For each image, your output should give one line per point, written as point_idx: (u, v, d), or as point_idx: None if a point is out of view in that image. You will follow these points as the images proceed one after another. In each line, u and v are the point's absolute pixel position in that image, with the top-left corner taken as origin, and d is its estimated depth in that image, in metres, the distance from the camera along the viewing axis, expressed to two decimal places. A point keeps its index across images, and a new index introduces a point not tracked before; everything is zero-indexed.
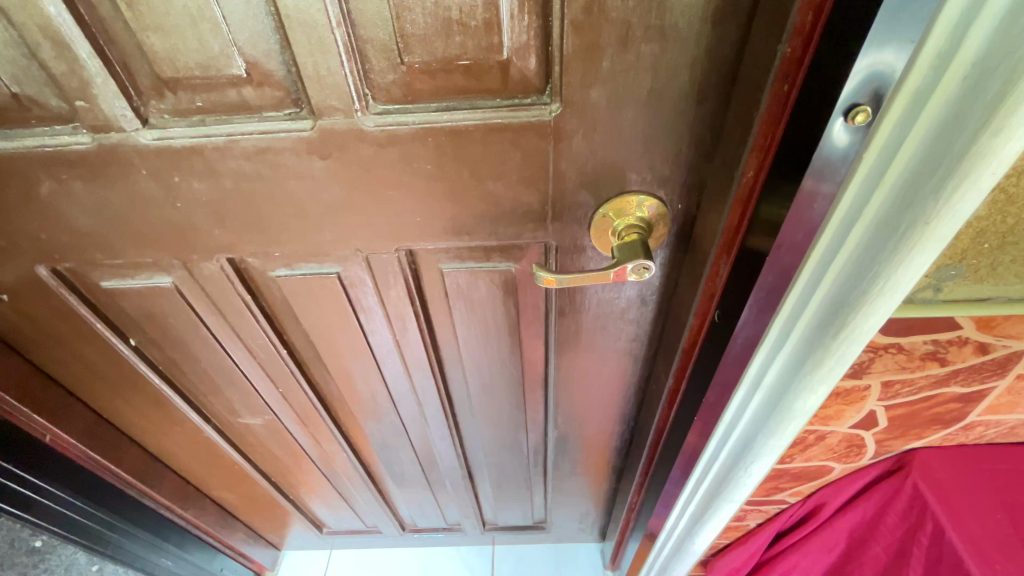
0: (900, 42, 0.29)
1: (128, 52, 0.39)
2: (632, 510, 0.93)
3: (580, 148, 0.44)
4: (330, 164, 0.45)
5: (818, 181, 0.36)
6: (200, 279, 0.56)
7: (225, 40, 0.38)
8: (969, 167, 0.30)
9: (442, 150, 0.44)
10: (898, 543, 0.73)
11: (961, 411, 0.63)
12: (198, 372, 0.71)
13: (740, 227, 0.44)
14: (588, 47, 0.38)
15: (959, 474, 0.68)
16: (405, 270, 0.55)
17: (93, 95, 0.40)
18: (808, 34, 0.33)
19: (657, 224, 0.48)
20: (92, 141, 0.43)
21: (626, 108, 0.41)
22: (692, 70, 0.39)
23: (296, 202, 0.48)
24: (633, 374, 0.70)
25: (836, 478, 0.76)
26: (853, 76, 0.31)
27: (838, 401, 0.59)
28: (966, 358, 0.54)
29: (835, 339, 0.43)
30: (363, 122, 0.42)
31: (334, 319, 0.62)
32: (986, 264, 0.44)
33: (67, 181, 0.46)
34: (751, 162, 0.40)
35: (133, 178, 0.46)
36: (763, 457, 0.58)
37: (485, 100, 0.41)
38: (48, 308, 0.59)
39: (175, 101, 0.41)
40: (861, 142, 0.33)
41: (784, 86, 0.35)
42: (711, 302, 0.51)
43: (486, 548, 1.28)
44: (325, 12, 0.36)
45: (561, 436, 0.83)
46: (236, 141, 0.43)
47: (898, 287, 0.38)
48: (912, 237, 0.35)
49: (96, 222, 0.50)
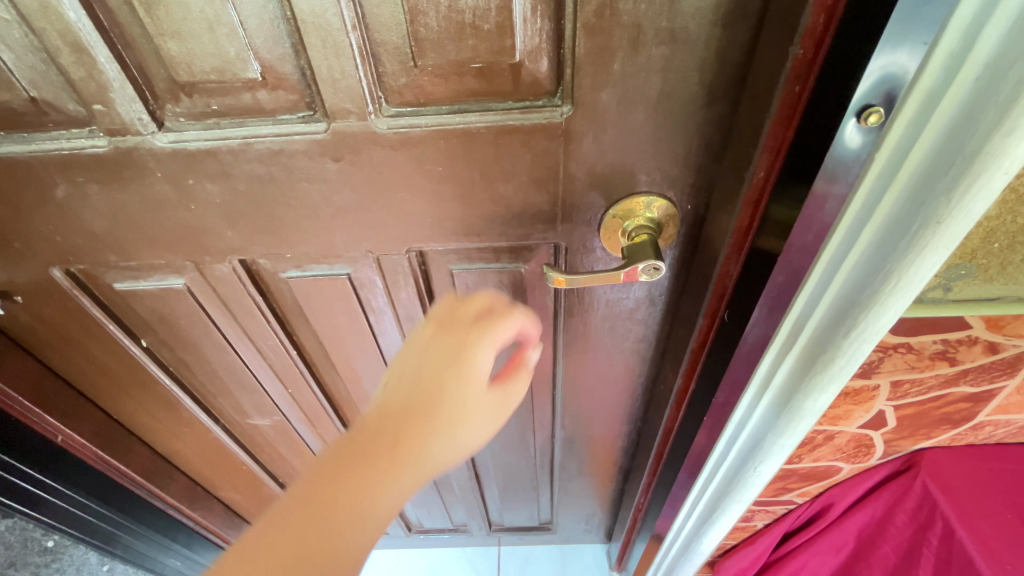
0: (913, 43, 0.30)
1: (145, 57, 0.39)
2: (639, 510, 0.93)
3: (590, 150, 0.44)
4: (343, 166, 0.45)
5: (829, 183, 0.36)
6: (212, 280, 0.57)
7: (241, 45, 0.38)
8: (982, 165, 0.30)
9: (454, 151, 0.44)
10: (907, 543, 0.73)
11: (971, 411, 0.63)
12: (208, 374, 0.71)
13: (750, 228, 0.44)
14: (600, 50, 0.38)
15: (969, 474, 0.68)
16: (415, 270, 0.56)
17: (110, 99, 0.41)
18: (819, 37, 0.33)
19: (666, 224, 0.49)
20: (108, 145, 0.44)
21: (635, 110, 0.41)
22: (702, 72, 0.39)
23: (308, 205, 0.49)
24: (640, 374, 0.70)
25: (844, 478, 0.75)
26: (866, 78, 0.32)
27: (847, 401, 0.59)
28: (976, 357, 0.54)
29: (845, 340, 0.43)
30: (375, 125, 0.42)
31: (345, 320, 0.62)
32: (997, 263, 0.44)
33: (84, 183, 0.46)
34: (762, 162, 0.40)
35: (149, 181, 0.46)
36: (773, 457, 0.58)
37: (496, 102, 0.42)
38: (62, 310, 0.59)
39: (189, 104, 0.42)
40: (873, 143, 0.34)
41: (795, 86, 0.35)
42: (721, 301, 0.51)
43: (492, 550, 1.28)
44: (341, 16, 0.37)
45: (567, 436, 0.83)
46: (251, 144, 0.44)
47: (910, 286, 0.38)
48: (924, 238, 0.35)
49: (109, 224, 0.50)
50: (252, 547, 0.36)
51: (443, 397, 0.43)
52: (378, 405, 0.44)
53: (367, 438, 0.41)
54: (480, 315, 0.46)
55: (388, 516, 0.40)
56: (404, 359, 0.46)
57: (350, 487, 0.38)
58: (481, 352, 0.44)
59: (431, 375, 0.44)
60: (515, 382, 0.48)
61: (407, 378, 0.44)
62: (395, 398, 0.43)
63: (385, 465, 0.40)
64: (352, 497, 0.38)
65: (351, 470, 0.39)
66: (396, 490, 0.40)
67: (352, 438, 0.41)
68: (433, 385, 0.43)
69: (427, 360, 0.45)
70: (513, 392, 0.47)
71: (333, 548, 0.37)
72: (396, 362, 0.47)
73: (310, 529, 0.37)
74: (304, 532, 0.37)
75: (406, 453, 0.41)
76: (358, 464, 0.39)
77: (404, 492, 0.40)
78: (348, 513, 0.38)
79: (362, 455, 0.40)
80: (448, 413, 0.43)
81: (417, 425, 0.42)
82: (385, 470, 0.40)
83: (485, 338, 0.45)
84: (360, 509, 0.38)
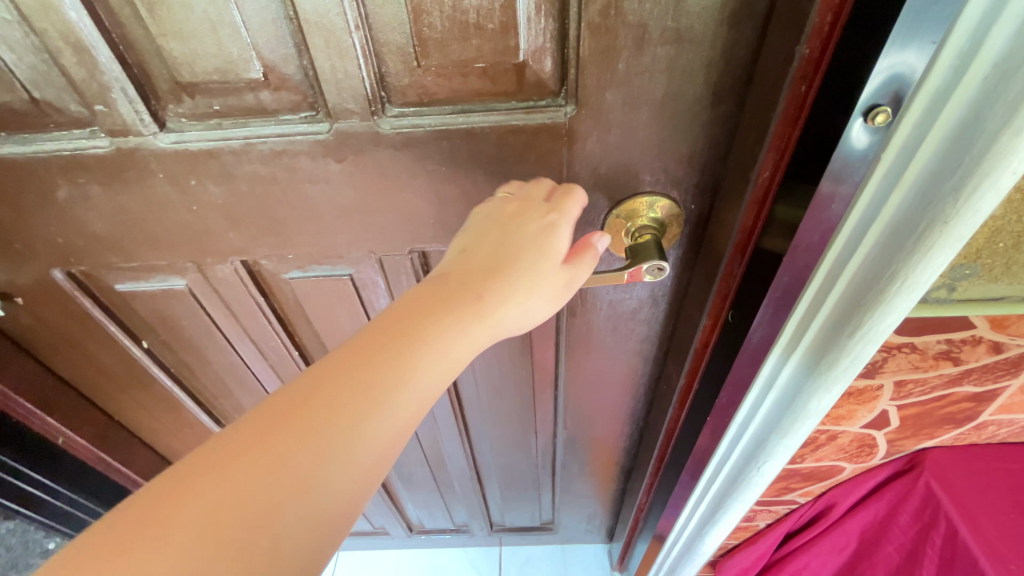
0: (921, 43, 0.29)
1: (147, 57, 0.39)
2: (641, 510, 0.93)
3: (594, 150, 0.44)
4: (346, 167, 0.45)
5: (835, 185, 0.36)
6: (214, 281, 0.56)
7: (243, 45, 0.38)
8: (991, 164, 0.30)
9: (456, 152, 0.44)
10: (911, 543, 0.73)
11: (973, 411, 0.63)
12: (210, 375, 0.71)
13: (755, 228, 0.44)
14: (604, 49, 0.38)
15: (972, 474, 0.68)
16: (416, 271, 0.56)
17: (112, 100, 0.41)
18: (826, 36, 0.33)
19: (670, 224, 0.48)
20: (110, 145, 0.43)
21: (640, 110, 0.41)
22: (707, 72, 0.39)
23: (311, 206, 0.48)
24: (643, 374, 0.69)
25: (847, 478, 0.75)
26: (874, 78, 0.31)
27: (851, 401, 0.59)
28: (979, 357, 0.54)
29: (850, 339, 0.43)
30: (379, 125, 0.42)
31: (347, 320, 0.62)
32: (1001, 263, 0.44)
33: (85, 185, 0.46)
34: (767, 161, 0.39)
35: (150, 182, 0.46)
36: (777, 457, 0.59)
37: (500, 103, 0.42)
38: (62, 311, 0.59)
39: (192, 105, 0.42)
40: (880, 143, 0.34)
41: (802, 86, 0.35)
42: (724, 302, 0.51)
43: (493, 550, 1.28)
44: (344, 16, 0.37)
45: (570, 436, 0.83)
46: (254, 145, 0.44)
47: (916, 284, 0.38)
48: (932, 237, 0.35)
49: (111, 225, 0.50)
50: (283, 401, 0.30)
51: (511, 264, 0.38)
52: (446, 270, 0.38)
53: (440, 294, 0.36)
54: (550, 197, 0.42)
55: (434, 385, 0.33)
56: (467, 233, 0.40)
57: (398, 344, 0.33)
58: (558, 232, 0.40)
59: (501, 243, 0.39)
60: (579, 267, 0.41)
61: (471, 248, 0.39)
62: (456, 266, 0.38)
63: (436, 325, 0.34)
64: (398, 355, 0.33)
65: (399, 329, 0.34)
66: (447, 354, 0.34)
67: (423, 292, 0.36)
68: (502, 255, 0.38)
69: (495, 230, 0.40)
70: (577, 278, 0.41)
71: (385, 402, 0.31)
72: (456, 237, 0.41)
73: (352, 383, 0.31)
74: (344, 386, 0.31)
75: (487, 310, 0.36)
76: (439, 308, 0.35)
77: (456, 359, 0.34)
78: (395, 369, 0.32)
79: (414, 317, 0.34)
80: (513, 281, 0.38)
81: (477, 291, 0.37)
82: (463, 321, 0.35)
83: (563, 216, 0.40)
84: (415, 365, 0.33)
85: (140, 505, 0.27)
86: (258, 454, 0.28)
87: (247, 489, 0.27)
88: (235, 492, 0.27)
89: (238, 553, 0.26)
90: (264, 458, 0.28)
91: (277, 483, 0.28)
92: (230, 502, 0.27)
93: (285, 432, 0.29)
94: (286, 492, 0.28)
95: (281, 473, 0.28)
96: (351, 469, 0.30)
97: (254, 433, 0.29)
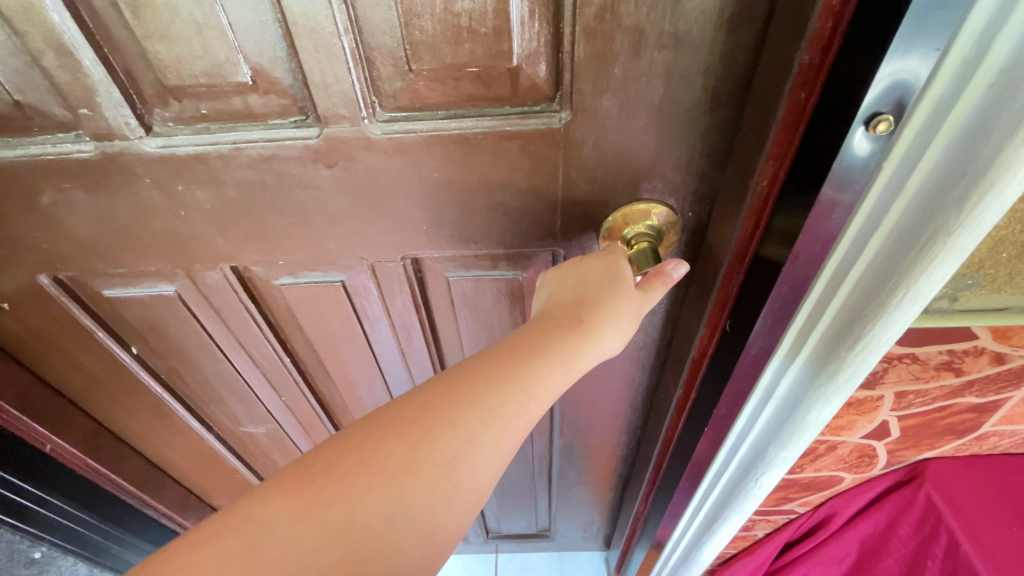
0: (925, 49, 0.29)
1: (131, 60, 0.38)
2: (638, 519, 0.92)
3: (590, 157, 0.43)
4: (336, 173, 0.44)
5: (838, 192, 0.35)
6: (203, 288, 0.55)
7: (230, 48, 0.37)
8: (994, 175, 0.29)
9: (450, 157, 0.43)
10: (911, 555, 0.73)
11: (976, 421, 0.62)
12: (201, 382, 0.70)
13: (754, 237, 0.43)
14: (600, 54, 0.37)
15: (974, 486, 0.67)
16: (410, 278, 0.55)
17: (97, 103, 0.40)
18: (827, 43, 0.32)
19: (668, 231, 0.47)
20: (95, 150, 0.42)
21: (636, 116, 0.40)
22: (705, 76, 0.38)
23: (301, 212, 0.47)
24: (640, 382, 0.68)
25: (847, 488, 0.74)
26: (876, 84, 0.31)
27: (850, 411, 0.58)
28: (982, 367, 0.53)
29: (850, 351, 0.42)
30: (370, 130, 0.41)
31: (339, 327, 0.61)
32: (1004, 273, 0.44)
33: (70, 190, 0.45)
34: (767, 170, 0.38)
35: (136, 187, 0.45)
36: (774, 469, 0.58)
37: (494, 107, 0.41)
38: (49, 317, 0.58)
39: (178, 109, 0.41)
40: (881, 151, 0.33)
41: (802, 93, 0.34)
42: (722, 312, 0.50)
43: (490, 557, 1.27)
44: (333, 19, 0.36)
45: (567, 444, 0.82)
46: (243, 149, 0.43)
47: (917, 298, 0.37)
48: (932, 250, 0.34)
49: (96, 231, 0.49)
50: (463, 371, 0.37)
51: (597, 287, 0.41)
52: (550, 302, 0.42)
53: (554, 314, 0.41)
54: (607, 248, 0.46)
55: (557, 385, 0.38)
56: (555, 276, 0.44)
57: (530, 345, 0.38)
58: (621, 264, 0.42)
59: (587, 278, 0.42)
60: (651, 292, 0.40)
61: (558, 288, 0.43)
62: (554, 300, 0.42)
63: (552, 331, 0.39)
64: (528, 352, 0.38)
65: (531, 332, 0.39)
66: (565, 357, 0.38)
67: (542, 314, 0.41)
68: (591, 286, 0.41)
69: (577, 269, 0.43)
70: (649, 302, 0.40)
71: (533, 371, 0.37)
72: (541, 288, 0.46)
73: (497, 371, 0.37)
74: (490, 372, 0.37)
75: (591, 325, 0.39)
76: (558, 316, 0.40)
77: (576, 365, 0.39)
78: (524, 364, 0.37)
79: (537, 325, 0.40)
80: (604, 304, 0.40)
81: (580, 314, 0.40)
82: (579, 334, 0.39)
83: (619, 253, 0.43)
84: (555, 350, 0.38)
85: (340, 444, 0.34)
86: (426, 417, 0.35)
87: (421, 443, 0.34)
88: (416, 445, 0.34)
89: (414, 492, 0.33)
90: (433, 421, 0.35)
91: (444, 444, 0.34)
92: (410, 453, 0.34)
93: (448, 405, 0.36)
94: (454, 450, 0.35)
95: (447, 432, 0.35)
96: (506, 432, 0.36)
97: (426, 401, 0.36)
